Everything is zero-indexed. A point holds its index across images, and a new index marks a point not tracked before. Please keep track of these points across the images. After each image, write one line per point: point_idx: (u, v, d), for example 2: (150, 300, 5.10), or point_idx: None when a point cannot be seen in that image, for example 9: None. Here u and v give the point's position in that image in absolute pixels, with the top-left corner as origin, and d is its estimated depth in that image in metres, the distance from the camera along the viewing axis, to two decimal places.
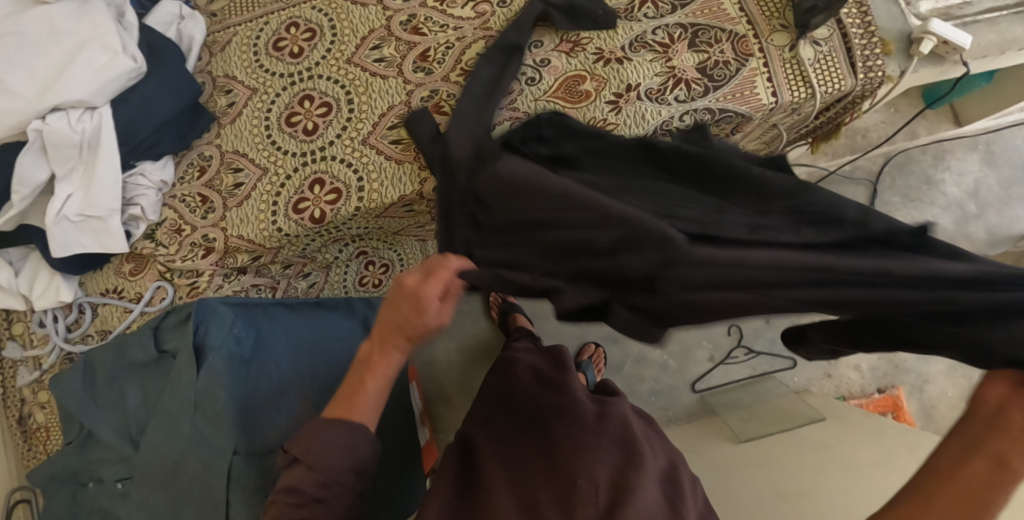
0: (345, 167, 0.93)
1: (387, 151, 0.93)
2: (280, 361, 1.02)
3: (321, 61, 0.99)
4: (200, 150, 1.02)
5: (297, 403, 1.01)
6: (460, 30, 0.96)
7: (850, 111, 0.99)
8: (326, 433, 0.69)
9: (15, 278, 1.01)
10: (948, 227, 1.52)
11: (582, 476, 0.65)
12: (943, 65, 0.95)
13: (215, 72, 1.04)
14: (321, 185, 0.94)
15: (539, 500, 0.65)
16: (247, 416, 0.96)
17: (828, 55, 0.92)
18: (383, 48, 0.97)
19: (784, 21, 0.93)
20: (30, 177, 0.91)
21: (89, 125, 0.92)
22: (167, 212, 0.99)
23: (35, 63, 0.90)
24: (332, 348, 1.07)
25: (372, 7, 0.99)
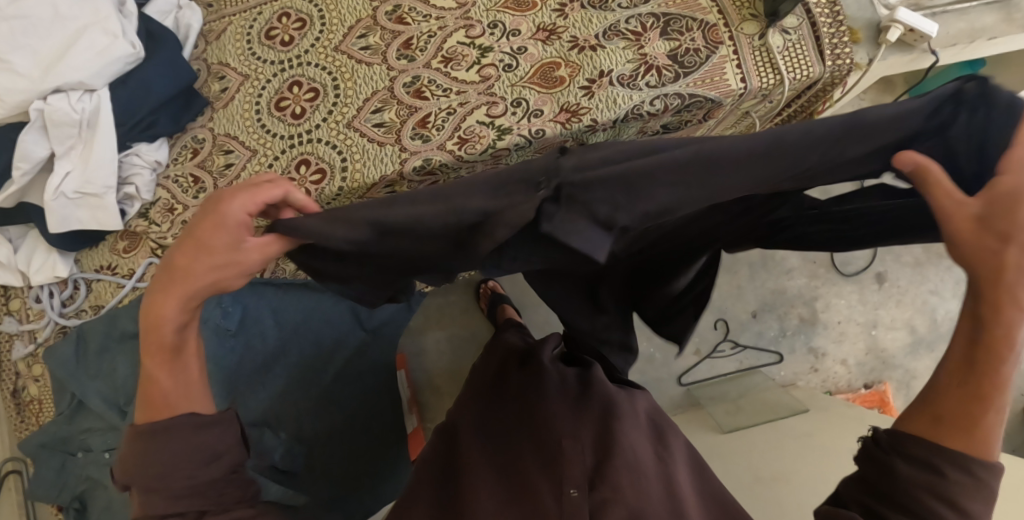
0: (330, 149, 0.97)
1: (370, 134, 0.97)
2: (266, 335, 1.07)
3: (310, 49, 1.03)
4: (194, 132, 1.07)
5: (282, 375, 1.06)
6: (443, 20, 0.99)
7: (821, 99, 1.03)
8: (165, 436, 0.57)
9: (15, 255, 1.07)
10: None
11: (567, 439, 0.72)
12: (912, 53, 0.97)
13: (210, 59, 1.09)
14: (307, 165, 0.98)
15: (530, 477, 0.70)
16: (233, 387, 1.03)
17: (796, 44, 0.95)
18: (369, 37, 1.01)
19: (754, 10, 0.96)
20: (30, 153, 0.96)
21: (88, 106, 0.98)
22: (161, 192, 1.04)
23: (37, 46, 0.95)
24: (321, 328, 1.11)
25: None
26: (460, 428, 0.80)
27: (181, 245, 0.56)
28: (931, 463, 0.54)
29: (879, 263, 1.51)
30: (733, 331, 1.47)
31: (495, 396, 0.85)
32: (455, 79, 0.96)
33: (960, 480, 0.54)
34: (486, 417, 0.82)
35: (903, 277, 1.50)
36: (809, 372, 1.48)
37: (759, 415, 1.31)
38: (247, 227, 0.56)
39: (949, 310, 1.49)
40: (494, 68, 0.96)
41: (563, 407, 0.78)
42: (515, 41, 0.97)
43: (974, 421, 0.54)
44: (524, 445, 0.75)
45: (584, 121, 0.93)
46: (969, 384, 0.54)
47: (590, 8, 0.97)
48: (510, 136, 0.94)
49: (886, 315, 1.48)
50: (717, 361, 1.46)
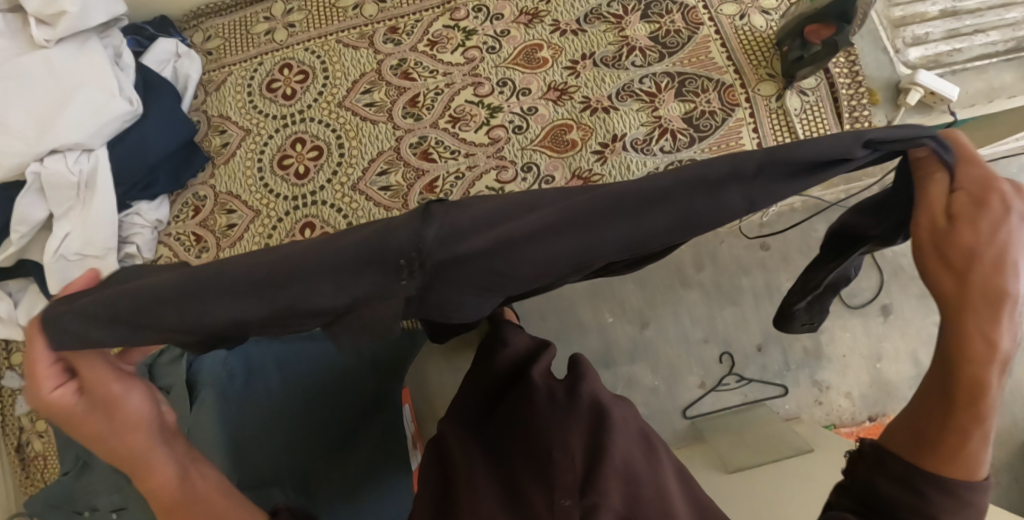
0: (334, 212, 0.98)
1: (376, 196, 0.97)
2: (270, 385, 1.04)
3: (313, 104, 1.04)
4: (195, 190, 1.04)
5: (289, 433, 1.03)
6: (449, 76, 1.01)
7: None
8: None
9: (15, 309, 1.06)
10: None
11: (557, 448, 0.73)
12: (931, 115, 0.98)
13: (210, 111, 1.07)
14: (310, 228, 0.98)
15: (523, 490, 0.71)
16: (239, 444, 1.00)
17: (815, 105, 0.97)
18: (373, 92, 1.02)
19: (772, 70, 0.98)
20: (29, 215, 0.95)
21: (87, 167, 0.96)
22: (161, 250, 1.02)
23: (33, 102, 0.93)
24: (325, 377, 1.07)
25: (363, 50, 1.05)
26: (451, 443, 0.80)
27: (106, 449, 0.59)
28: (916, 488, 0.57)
29: (884, 294, 1.50)
30: (738, 364, 1.46)
31: (488, 417, 0.85)
32: (464, 141, 0.98)
33: (944, 500, 0.57)
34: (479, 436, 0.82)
35: (908, 308, 1.49)
36: (813, 405, 1.46)
37: (762, 451, 1.28)
38: (82, 392, 0.57)
39: None
40: (506, 130, 0.98)
41: (554, 417, 0.78)
42: (526, 100, 0.99)
43: (965, 448, 0.56)
44: (519, 456, 0.76)
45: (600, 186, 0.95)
46: (946, 410, 0.57)
47: (604, 66, 1.00)
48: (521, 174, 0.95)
49: (891, 347, 1.47)
50: (721, 395, 1.45)
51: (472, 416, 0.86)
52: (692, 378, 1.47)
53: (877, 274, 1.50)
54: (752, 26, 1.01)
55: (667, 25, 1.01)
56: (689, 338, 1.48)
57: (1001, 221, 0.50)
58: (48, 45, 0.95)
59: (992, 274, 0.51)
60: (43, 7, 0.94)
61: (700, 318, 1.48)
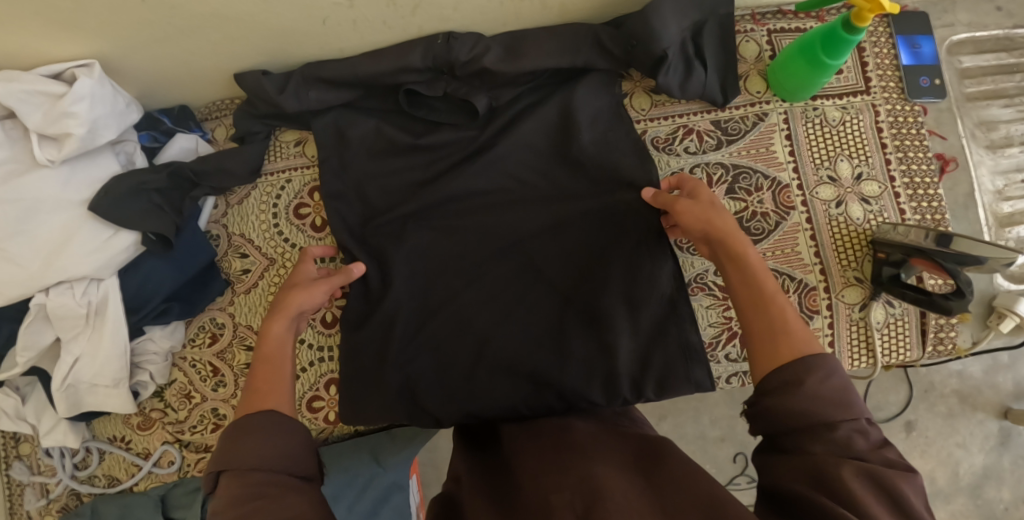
0: (280, 239, 0.95)
1: (309, 225, 0.95)
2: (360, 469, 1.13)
3: (300, 157, 0.96)
4: (210, 314, 0.95)
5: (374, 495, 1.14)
6: (441, 155, 0.91)
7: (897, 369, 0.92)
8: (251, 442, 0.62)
9: (23, 407, 0.96)
10: (976, 377, 1.22)
11: (524, 481, 0.66)
12: (983, 332, 0.95)
13: (208, 115, 0.98)
14: (301, 213, 0.95)
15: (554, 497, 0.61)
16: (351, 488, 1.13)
17: (899, 319, 0.84)
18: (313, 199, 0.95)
19: (860, 273, 0.84)
20: (35, 341, 0.88)
21: (95, 298, 0.89)
22: (176, 373, 0.95)
23: (36, 230, 0.84)
24: (394, 472, 1.15)
25: (305, 170, 0.96)
26: (467, 482, 0.69)
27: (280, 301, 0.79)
28: (862, 491, 0.51)
29: (908, 409, 1.23)
30: (752, 466, 1.29)
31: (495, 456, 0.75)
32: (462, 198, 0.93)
33: (852, 433, 0.55)
34: (489, 482, 0.68)
35: (931, 427, 1.22)
36: None
37: None
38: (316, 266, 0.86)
39: (975, 465, 1.21)
40: (551, 239, 0.87)
41: (540, 451, 0.70)
42: (545, 285, 0.86)
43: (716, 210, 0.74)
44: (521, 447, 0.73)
45: None
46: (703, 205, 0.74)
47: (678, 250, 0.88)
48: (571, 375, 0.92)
49: None
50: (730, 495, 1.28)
51: (486, 467, 0.72)
52: None
53: (905, 387, 1.24)
54: (850, 217, 0.85)
55: (755, 207, 0.85)
56: (706, 436, 1.30)
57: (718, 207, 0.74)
58: (51, 164, 0.85)
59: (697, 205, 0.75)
60: (45, 125, 0.82)
61: (720, 418, 1.31)
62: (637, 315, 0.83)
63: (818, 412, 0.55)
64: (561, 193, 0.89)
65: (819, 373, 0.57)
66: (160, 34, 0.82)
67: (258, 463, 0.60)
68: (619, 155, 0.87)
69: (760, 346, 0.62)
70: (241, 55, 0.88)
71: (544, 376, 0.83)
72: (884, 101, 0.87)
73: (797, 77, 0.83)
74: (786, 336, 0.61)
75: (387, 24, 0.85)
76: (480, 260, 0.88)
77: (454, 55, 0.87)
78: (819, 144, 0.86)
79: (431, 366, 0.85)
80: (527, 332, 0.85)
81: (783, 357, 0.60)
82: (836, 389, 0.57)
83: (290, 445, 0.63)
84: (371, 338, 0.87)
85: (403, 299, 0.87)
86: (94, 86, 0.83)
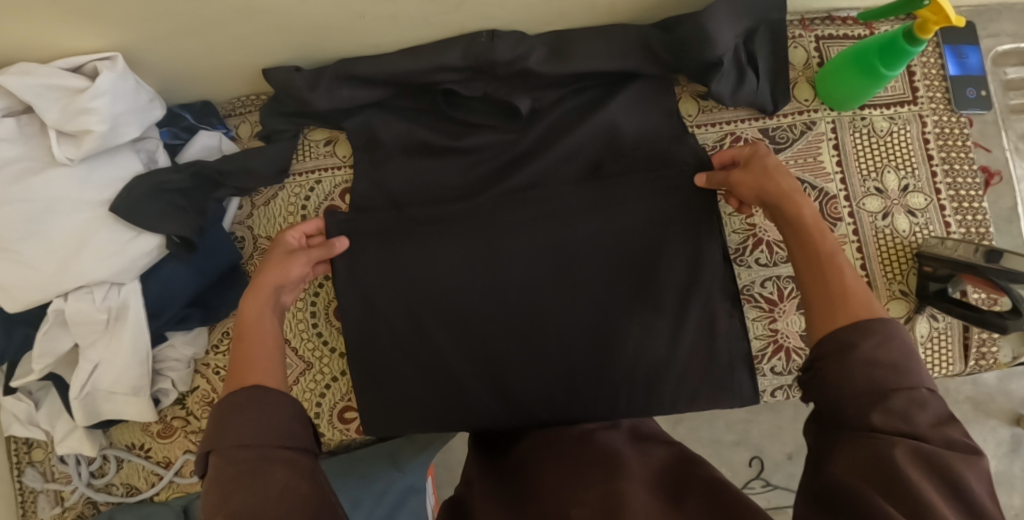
0: None
1: None
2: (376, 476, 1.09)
3: (331, 157, 0.92)
4: (235, 319, 0.92)
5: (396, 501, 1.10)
6: (478, 157, 0.88)
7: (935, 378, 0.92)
8: (237, 414, 0.57)
9: (36, 412, 0.92)
10: (990, 384, 1.22)
11: (542, 495, 0.65)
12: None
13: (231, 111, 0.94)
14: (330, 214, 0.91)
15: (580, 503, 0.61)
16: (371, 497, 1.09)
17: (942, 333, 0.84)
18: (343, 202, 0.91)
19: (905, 286, 0.84)
20: (52, 348, 0.84)
21: (115, 303, 0.84)
22: (199, 379, 0.92)
23: (52, 231, 0.79)
24: (410, 476, 1.10)
25: (336, 171, 0.92)
26: (481, 500, 0.69)
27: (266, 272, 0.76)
28: (913, 471, 0.47)
29: None
30: (768, 470, 1.27)
31: (511, 470, 0.74)
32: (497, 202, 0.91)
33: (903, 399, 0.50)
34: (508, 496, 0.68)
35: None
36: None
37: None
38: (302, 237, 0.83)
39: None
40: (580, 241, 0.84)
41: (558, 466, 0.69)
42: (577, 291, 0.84)
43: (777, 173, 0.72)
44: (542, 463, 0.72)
45: None
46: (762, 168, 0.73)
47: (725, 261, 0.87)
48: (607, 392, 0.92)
49: None
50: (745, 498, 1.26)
51: (503, 481, 0.72)
52: None
53: None
54: (896, 230, 0.84)
55: None
56: (720, 440, 1.28)
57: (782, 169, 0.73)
58: (70, 162, 0.80)
59: (754, 170, 0.74)
60: (64, 121, 0.77)
61: (735, 421, 1.28)
62: (665, 327, 0.83)
63: (874, 376, 0.52)
64: (600, 195, 0.85)
65: (880, 339, 0.53)
66: (188, 26, 0.77)
67: (243, 440, 0.55)
68: (663, 161, 0.85)
69: (820, 310, 0.58)
70: (271, 49, 0.84)
71: (578, 385, 0.83)
72: (931, 111, 0.86)
73: (849, 87, 0.81)
74: (847, 301, 0.58)
75: (427, 20, 0.81)
76: (505, 251, 0.85)
77: (496, 54, 0.82)
78: (867, 154, 0.85)
79: (465, 366, 0.84)
80: (566, 338, 0.83)
81: (842, 322, 0.56)
82: (893, 355, 0.53)
83: (275, 416, 0.58)
84: (403, 340, 0.85)
85: (438, 303, 0.85)
86: (116, 81, 0.78)
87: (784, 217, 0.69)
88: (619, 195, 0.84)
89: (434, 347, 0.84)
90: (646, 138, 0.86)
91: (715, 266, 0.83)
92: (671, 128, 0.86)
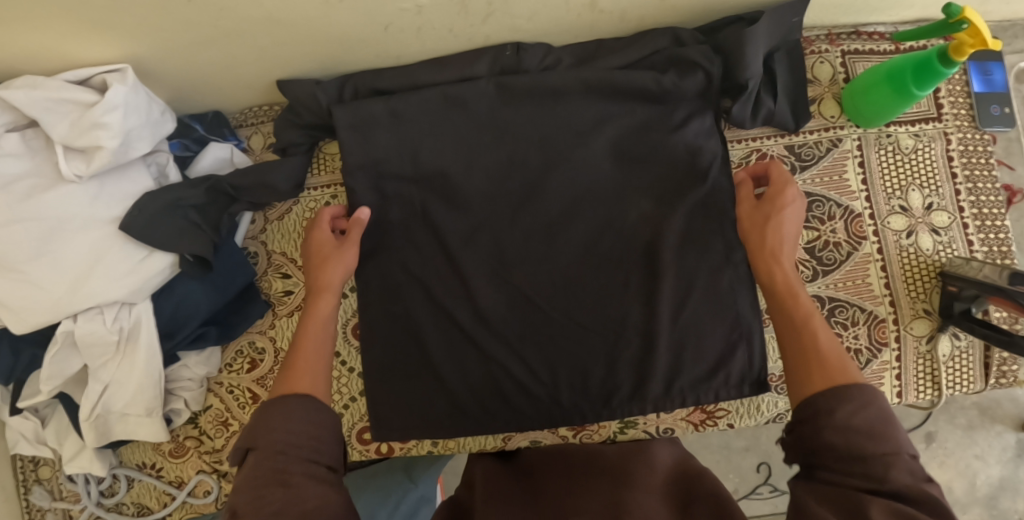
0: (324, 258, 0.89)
1: None
2: (394, 474, 1.08)
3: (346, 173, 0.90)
4: (249, 337, 0.90)
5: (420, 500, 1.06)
6: None
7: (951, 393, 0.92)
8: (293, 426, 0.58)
9: (44, 430, 0.90)
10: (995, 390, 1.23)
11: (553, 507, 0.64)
12: None
13: (243, 122, 0.91)
14: None
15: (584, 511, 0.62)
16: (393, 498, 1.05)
17: (963, 352, 0.84)
18: None
19: (928, 305, 0.84)
20: (62, 369, 0.82)
21: (127, 324, 0.81)
22: (212, 399, 0.90)
23: (62, 252, 0.76)
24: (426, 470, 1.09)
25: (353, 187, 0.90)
26: (479, 496, 0.69)
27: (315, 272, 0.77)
28: None
29: (929, 421, 1.25)
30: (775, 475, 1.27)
31: (521, 479, 0.73)
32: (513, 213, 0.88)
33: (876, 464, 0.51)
34: (516, 499, 0.67)
35: (951, 439, 1.23)
36: None
37: None
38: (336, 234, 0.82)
39: (991, 476, 1.22)
40: (577, 221, 0.82)
41: (569, 485, 0.68)
42: (574, 274, 0.82)
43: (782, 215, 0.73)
44: (553, 479, 0.71)
45: (719, 424, 0.85)
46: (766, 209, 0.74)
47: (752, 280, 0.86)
48: (633, 429, 0.84)
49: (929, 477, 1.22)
50: (754, 503, 1.25)
51: (516, 486, 0.71)
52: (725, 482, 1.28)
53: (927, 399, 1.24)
54: (920, 248, 0.84)
55: (828, 236, 0.84)
56: (731, 446, 1.27)
57: (793, 204, 0.73)
58: (78, 179, 0.77)
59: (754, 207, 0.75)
60: (74, 137, 0.74)
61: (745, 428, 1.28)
62: (654, 306, 0.81)
63: (851, 439, 0.52)
64: (620, 203, 0.82)
65: (859, 403, 0.53)
66: (204, 38, 0.75)
67: (298, 445, 0.56)
68: (685, 161, 0.82)
69: (797, 375, 0.59)
70: (289, 60, 0.81)
71: (582, 359, 0.81)
72: (956, 129, 0.86)
73: (878, 104, 0.80)
74: (823, 358, 0.59)
75: (453, 33, 0.79)
76: (493, 211, 0.83)
77: (524, 66, 0.82)
78: (892, 172, 0.85)
79: (468, 335, 0.82)
80: (576, 311, 0.82)
81: (818, 384, 0.56)
82: (872, 421, 0.53)
83: (330, 439, 0.59)
84: (420, 342, 0.83)
85: (455, 304, 0.82)
86: (127, 94, 0.75)
87: (776, 263, 0.70)
88: (657, 218, 0.82)
89: (449, 332, 0.83)
90: (668, 138, 0.82)
91: (720, 265, 0.81)
92: (698, 131, 0.82)
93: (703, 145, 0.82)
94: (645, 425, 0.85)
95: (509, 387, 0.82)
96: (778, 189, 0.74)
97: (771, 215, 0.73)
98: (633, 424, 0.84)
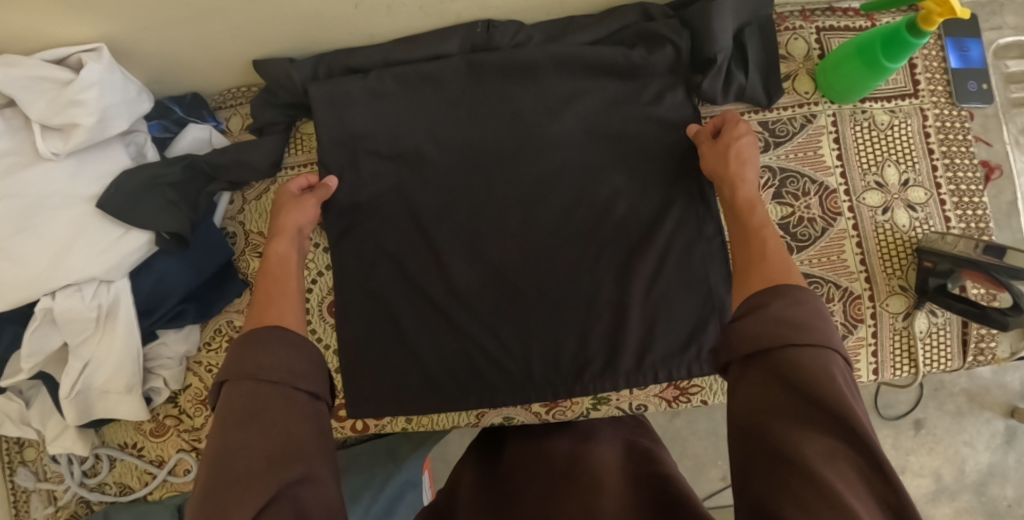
0: None
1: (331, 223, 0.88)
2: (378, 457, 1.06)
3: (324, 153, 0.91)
4: (228, 316, 0.90)
5: (399, 481, 1.05)
6: None
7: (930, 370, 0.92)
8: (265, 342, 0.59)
9: (27, 411, 0.91)
10: (985, 376, 1.19)
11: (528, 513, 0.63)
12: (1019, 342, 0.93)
13: (222, 103, 0.92)
14: None
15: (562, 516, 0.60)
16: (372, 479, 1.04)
17: (940, 329, 0.84)
18: None
19: (904, 282, 0.83)
20: (42, 346, 0.82)
21: (105, 300, 0.82)
22: (191, 378, 0.91)
23: (40, 228, 0.77)
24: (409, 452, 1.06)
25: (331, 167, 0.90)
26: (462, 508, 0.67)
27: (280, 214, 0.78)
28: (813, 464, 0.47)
29: (918, 407, 1.21)
30: None
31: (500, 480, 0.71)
32: None
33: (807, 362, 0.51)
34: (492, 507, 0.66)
35: (940, 426, 1.19)
36: None
37: None
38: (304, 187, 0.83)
39: (980, 463, 1.18)
40: (551, 195, 0.83)
41: (546, 486, 0.66)
42: (547, 249, 0.82)
43: (737, 151, 0.75)
44: (530, 479, 0.69)
45: (693, 400, 0.85)
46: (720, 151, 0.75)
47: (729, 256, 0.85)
48: (606, 405, 0.84)
49: (917, 463, 1.19)
50: None
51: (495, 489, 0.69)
52: (714, 469, 1.25)
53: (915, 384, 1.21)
54: (896, 224, 0.84)
55: (802, 212, 0.83)
56: (718, 433, 1.25)
57: (746, 141, 0.75)
58: (55, 157, 0.78)
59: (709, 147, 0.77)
60: (51, 114, 0.75)
61: None
62: (626, 279, 0.81)
63: (780, 336, 0.52)
64: (592, 177, 0.83)
65: (790, 302, 0.55)
66: (177, 17, 0.75)
67: (257, 363, 0.57)
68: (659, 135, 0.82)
69: (745, 278, 0.62)
70: (263, 39, 0.82)
71: (554, 333, 0.81)
72: (932, 105, 0.86)
73: (850, 78, 0.80)
74: (765, 266, 0.61)
75: (423, 10, 0.79)
76: (467, 186, 0.83)
77: (495, 43, 0.83)
78: (868, 148, 0.84)
79: (442, 313, 0.82)
80: (549, 285, 0.82)
81: (756, 284, 0.59)
82: (803, 316, 0.54)
83: (301, 354, 0.60)
84: (394, 317, 0.83)
85: (428, 280, 0.83)
86: (102, 72, 0.76)
87: (730, 193, 0.72)
88: (630, 193, 0.82)
89: (423, 308, 0.83)
90: (641, 114, 0.82)
91: (693, 240, 0.81)
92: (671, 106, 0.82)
93: (676, 121, 0.82)
94: (618, 401, 0.85)
95: (483, 362, 0.82)
96: (730, 126, 0.77)
97: (726, 146, 0.75)
98: (605, 400, 0.84)
